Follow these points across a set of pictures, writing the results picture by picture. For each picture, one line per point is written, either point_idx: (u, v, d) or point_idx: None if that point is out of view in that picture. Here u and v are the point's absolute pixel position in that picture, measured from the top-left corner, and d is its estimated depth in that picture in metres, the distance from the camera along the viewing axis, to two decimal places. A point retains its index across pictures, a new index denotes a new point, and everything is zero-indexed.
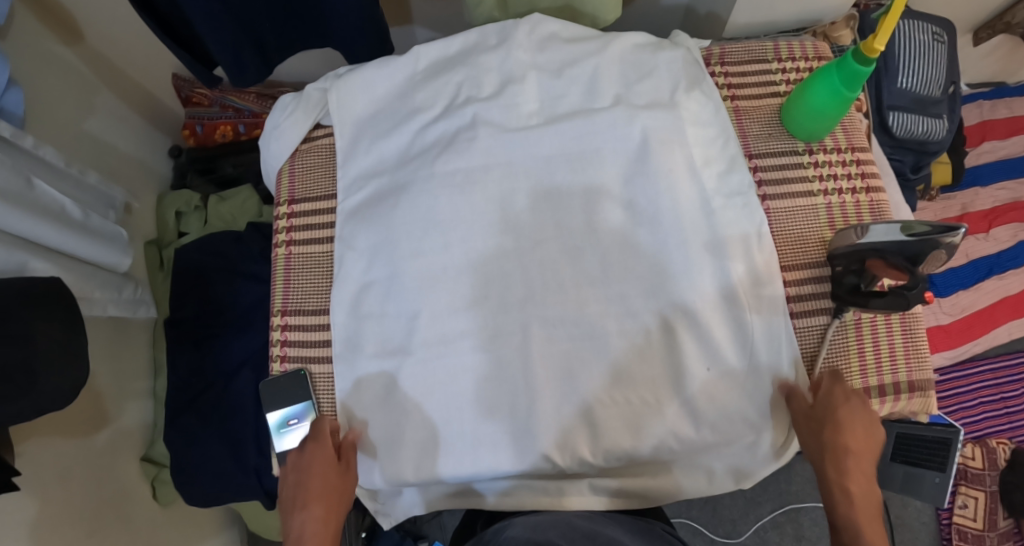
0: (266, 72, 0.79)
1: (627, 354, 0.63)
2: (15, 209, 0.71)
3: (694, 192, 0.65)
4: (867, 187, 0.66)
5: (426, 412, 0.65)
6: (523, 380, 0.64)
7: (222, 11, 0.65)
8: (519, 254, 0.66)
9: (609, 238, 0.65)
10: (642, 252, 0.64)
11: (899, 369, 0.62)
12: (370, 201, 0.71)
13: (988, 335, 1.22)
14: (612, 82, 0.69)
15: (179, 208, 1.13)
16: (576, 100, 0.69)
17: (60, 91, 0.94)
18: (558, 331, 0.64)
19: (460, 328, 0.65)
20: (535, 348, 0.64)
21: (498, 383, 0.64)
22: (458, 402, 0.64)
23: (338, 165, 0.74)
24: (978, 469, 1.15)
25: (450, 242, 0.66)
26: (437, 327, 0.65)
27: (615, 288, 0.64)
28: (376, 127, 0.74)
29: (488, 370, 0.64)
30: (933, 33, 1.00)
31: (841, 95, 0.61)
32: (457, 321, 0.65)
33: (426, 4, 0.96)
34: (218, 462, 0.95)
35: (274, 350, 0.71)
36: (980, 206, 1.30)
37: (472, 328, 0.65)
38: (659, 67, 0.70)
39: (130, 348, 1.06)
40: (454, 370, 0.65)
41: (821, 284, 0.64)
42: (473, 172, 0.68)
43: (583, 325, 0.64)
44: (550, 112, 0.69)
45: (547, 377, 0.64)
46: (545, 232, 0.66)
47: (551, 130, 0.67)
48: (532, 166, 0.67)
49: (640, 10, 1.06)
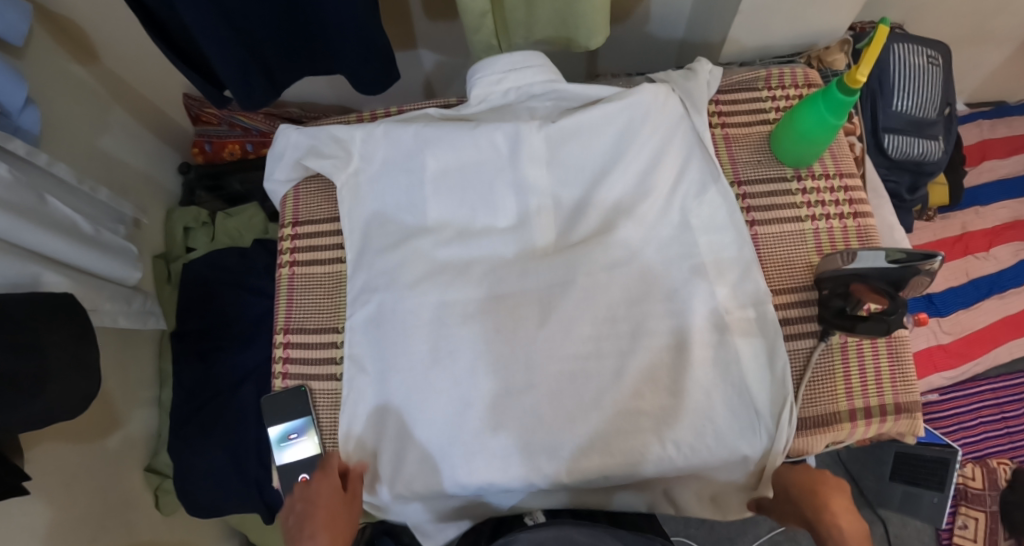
0: (273, 94, 0.82)
1: (620, 399, 0.64)
2: (28, 224, 0.74)
3: (687, 239, 0.66)
4: (855, 212, 0.68)
5: (443, 458, 0.65)
6: (524, 417, 0.64)
7: (229, 38, 0.68)
8: (518, 295, 0.67)
9: (606, 286, 0.66)
10: (639, 299, 0.65)
11: (886, 391, 0.63)
12: (385, 251, 0.72)
13: (989, 355, 1.22)
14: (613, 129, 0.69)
15: (187, 224, 1.15)
16: (577, 142, 0.70)
17: (74, 108, 0.97)
18: (559, 375, 0.65)
19: (474, 381, 0.65)
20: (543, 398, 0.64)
21: (512, 431, 0.64)
22: (473, 449, 0.64)
23: (348, 213, 0.74)
24: (978, 489, 1.14)
25: (457, 283, 0.68)
26: (452, 380, 0.66)
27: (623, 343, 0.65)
28: (388, 180, 0.73)
29: (502, 421, 0.64)
30: (928, 56, 1.01)
31: (826, 122, 0.63)
32: (467, 367, 0.66)
33: (429, 28, 0.99)
34: (220, 473, 0.97)
35: (277, 366, 0.73)
36: (981, 225, 1.30)
37: (484, 382, 0.65)
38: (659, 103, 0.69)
39: (137, 360, 1.08)
40: (468, 420, 0.65)
41: (808, 307, 0.65)
42: (487, 235, 0.70)
43: (579, 372, 0.65)
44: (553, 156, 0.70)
45: (549, 415, 0.64)
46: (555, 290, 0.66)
47: (552, 183, 0.70)
48: (533, 214, 0.70)
49: (638, 34, 1.08)
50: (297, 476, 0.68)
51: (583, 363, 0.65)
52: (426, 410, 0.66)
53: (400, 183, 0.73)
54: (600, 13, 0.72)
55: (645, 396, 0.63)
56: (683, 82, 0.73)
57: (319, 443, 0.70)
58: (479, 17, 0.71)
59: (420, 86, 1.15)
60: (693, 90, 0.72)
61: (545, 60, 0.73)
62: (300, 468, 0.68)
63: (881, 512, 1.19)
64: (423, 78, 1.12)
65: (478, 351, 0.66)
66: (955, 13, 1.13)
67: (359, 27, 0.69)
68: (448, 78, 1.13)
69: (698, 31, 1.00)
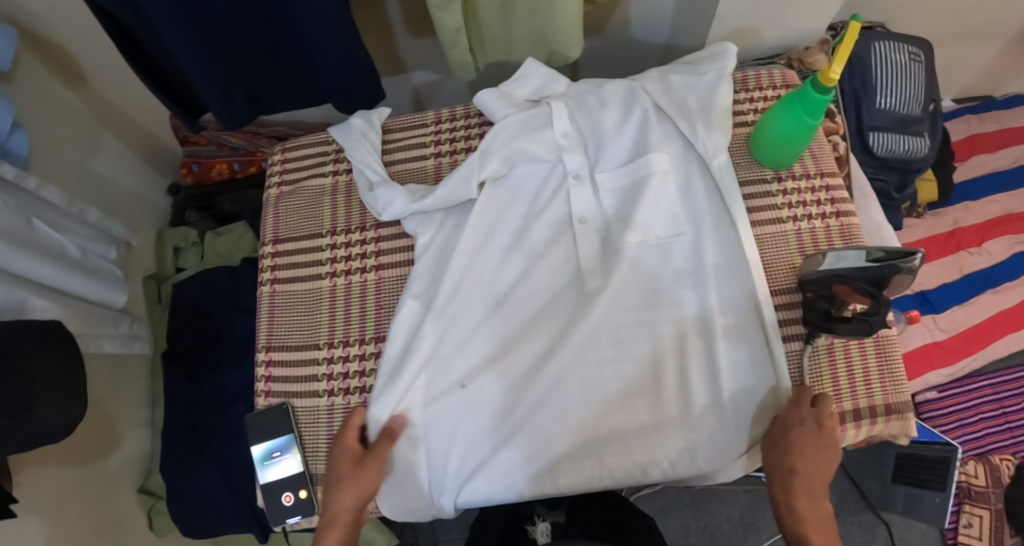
0: (254, 115, 0.87)
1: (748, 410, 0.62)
2: (14, 251, 0.74)
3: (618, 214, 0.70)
4: (838, 212, 0.67)
5: (627, 401, 0.65)
6: (647, 398, 0.65)
7: (204, 55, 0.72)
8: (605, 313, 0.67)
9: (579, 330, 0.67)
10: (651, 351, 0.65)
11: (875, 393, 0.62)
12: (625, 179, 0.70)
13: (987, 350, 1.21)
14: (542, 117, 0.73)
15: (177, 244, 1.15)
16: (590, 143, 0.73)
17: (64, 133, 0.97)
18: (564, 425, 0.66)
19: (620, 335, 0.66)
20: (652, 390, 0.65)
21: (634, 396, 0.65)
22: (628, 421, 0.65)
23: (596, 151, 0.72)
24: (981, 486, 1.12)
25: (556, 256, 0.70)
26: (600, 335, 0.67)
27: (647, 368, 0.65)
28: (512, 138, 0.72)
29: (638, 396, 0.65)
30: (911, 53, 1.01)
31: (804, 124, 0.63)
32: (633, 355, 0.66)
33: (411, 44, 1.04)
34: (215, 494, 0.96)
35: (259, 385, 0.73)
36: (972, 220, 1.29)
37: (633, 368, 0.65)
38: (544, 88, 0.75)
39: (128, 381, 1.06)
40: (625, 360, 0.66)
41: (792, 310, 0.65)
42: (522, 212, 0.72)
43: (602, 422, 0.65)
44: (570, 138, 0.72)
45: (665, 407, 0.64)
46: (626, 355, 0.66)
47: (608, 186, 0.71)
48: (671, 228, 0.67)
49: (621, 45, 1.11)
50: (280, 494, 0.68)
51: (644, 401, 0.65)
52: (640, 374, 0.65)
53: (518, 146, 0.71)
54: (575, 32, 0.79)
55: (645, 404, 0.65)
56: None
57: (302, 459, 0.69)
58: (454, 32, 0.75)
59: (406, 99, 1.19)
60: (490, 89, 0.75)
61: (519, 124, 0.73)
62: (283, 486, 0.68)
63: (885, 515, 1.16)
64: (411, 93, 1.18)
65: (607, 352, 0.66)
66: (933, 13, 1.14)
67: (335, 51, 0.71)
68: (432, 93, 1.18)
69: (680, 38, 1.01)
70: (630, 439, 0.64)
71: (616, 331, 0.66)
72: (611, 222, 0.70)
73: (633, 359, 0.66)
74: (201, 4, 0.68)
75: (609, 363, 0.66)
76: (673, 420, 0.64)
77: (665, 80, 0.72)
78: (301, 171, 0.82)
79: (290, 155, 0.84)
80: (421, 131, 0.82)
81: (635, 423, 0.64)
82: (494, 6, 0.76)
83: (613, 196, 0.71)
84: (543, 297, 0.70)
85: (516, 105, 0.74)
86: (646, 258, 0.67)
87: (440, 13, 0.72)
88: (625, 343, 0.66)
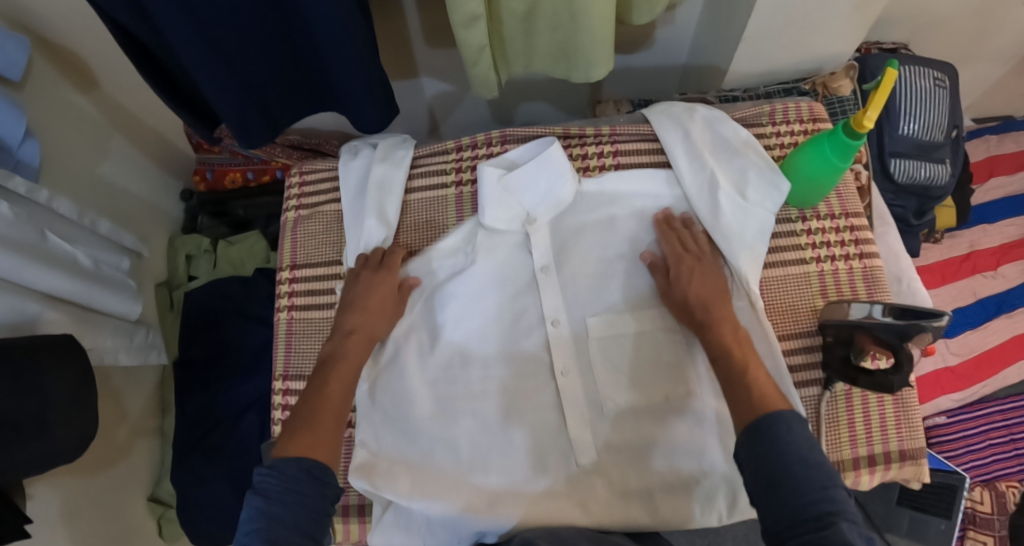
0: (269, 134, 0.86)
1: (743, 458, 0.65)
2: (28, 263, 0.73)
3: (620, 268, 0.72)
4: (861, 253, 0.67)
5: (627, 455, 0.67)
6: (650, 452, 0.67)
7: (220, 73, 0.71)
8: (607, 369, 0.68)
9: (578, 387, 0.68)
10: (650, 408, 0.67)
11: (891, 438, 0.62)
12: (626, 237, 0.72)
13: (998, 377, 1.20)
14: (518, 241, 0.73)
15: (189, 252, 1.14)
16: (588, 200, 0.74)
17: (76, 140, 0.96)
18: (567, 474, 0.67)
19: (622, 392, 0.68)
20: (653, 445, 0.67)
21: (634, 449, 0.67)
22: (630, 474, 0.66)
23: (597, 209, 0.73)
24: (987, 513, 1.12)
25: (558, 309, 0.71)
26: (605, 391, 0.68)
27: (645, 424, 0.67)
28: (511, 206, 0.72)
29: (640, 449, 0.67)
30: (935, 78, 1.00)
31: (831, 165, 0.63)
32: (634, 412, 0.67)
33: (429, 55, 1.03)
34: (224, 503, 0.97)
35: (277, 413, 0.74)
36: (988, 243, 1.28)
37: (635, 423, 0.67)
38: (550, 194, 0.72)
39: (139, 389, 1.06)
40: (629, 416, 0.67)
41: (811, 353, 0.65)
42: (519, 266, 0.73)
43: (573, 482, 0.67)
44: (547, 271, 0.71)
45: (664, 461, 0.66)
46: (628, 412, 0.67)
47: (599, 292, 0.71)
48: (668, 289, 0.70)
49: (642, 63, 1.09)
50: None
51: (643, 456, 0.67)
52: (640, 431, 0.67)
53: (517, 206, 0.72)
54: (603, 51, 0.77)
55: (650, 460, 0.67)
56: (667, 118, 0.74)
57: None
58: (476, 51, 0.74)
59: (421, 111, 1.19)
60: (494, 170, 0.71)
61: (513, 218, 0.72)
62: None
63: None
64: (425, 104, 1.17)
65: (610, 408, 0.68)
66: (958, 34, 1.12)
67: (355, 67, 0.70)
68: (447, 104, 1.17)
69: (702, 58, 1.00)
70: (633, 486, 0.66)
71: (620, 387, 0.68)
72: (599, 335, 0.69)
73: (632, 416, 0.67)
74: (218, 20, 0.66)
75: (611, 417, 0.68)
76: (670, 476, 0.66)
77: (713, 196, 0.68)
78: (320, 195, 0.82)
79: (307, 178, 0.83)
80: (442, 158, 0.81)
81: (637, 476, 0.66)
82: (516, 21, 0.76)
83: (599, 344, 0.69)
84: (533, 408, 0.69)
85: (510, 211, 0.72)
86: (623, 326, 0.69)
87: (463, 32, 0.71)
88: (627, 399, 0.68)
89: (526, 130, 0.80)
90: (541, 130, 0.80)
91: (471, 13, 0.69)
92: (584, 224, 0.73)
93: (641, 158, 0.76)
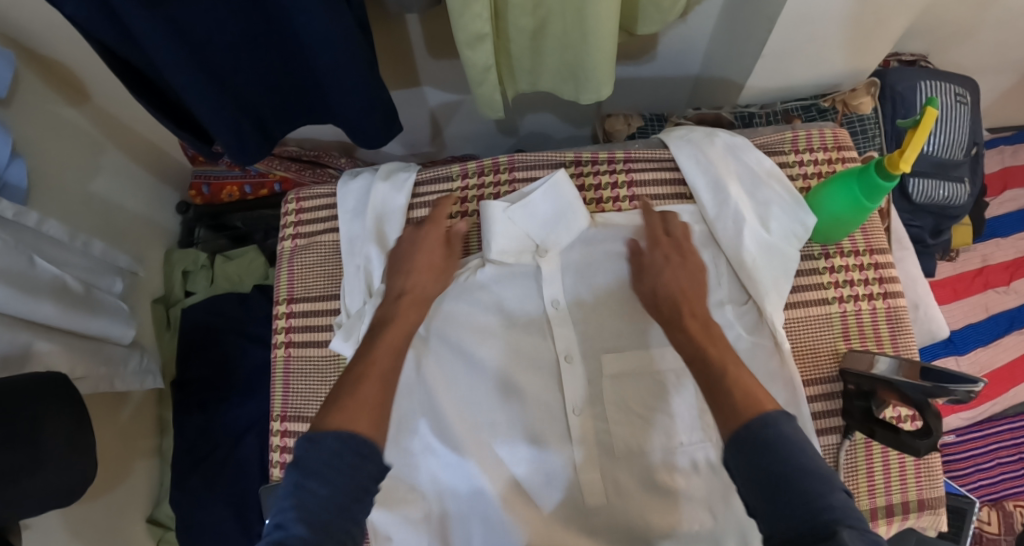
0: (266, 149, 0.82)
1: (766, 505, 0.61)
2: (16, 294, 0.70)
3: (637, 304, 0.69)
4: (886, 292, 0.66)
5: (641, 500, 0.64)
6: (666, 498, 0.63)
7: (213, 91, 0.67)
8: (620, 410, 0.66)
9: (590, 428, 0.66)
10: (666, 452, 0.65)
11: (909, 488, 0.61)
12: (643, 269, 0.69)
13: (1009, 395, 1.18)
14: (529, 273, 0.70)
15: (186, 268, 1.11)
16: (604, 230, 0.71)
17: (66, 155, 0.92)
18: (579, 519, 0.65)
19: (637, 433, 0.66)
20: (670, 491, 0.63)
21: (649, 495, 0.64)
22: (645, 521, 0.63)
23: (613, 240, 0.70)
24: (994, 534, 1.12)
25: (570, 346, 0.68)
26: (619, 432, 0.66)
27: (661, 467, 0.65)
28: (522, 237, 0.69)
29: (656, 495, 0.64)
30: (956, 94, 0.97)
31: (858, 204, 0.61)
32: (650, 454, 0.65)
33: (431, 65, 0.99)
34: (223, 529, 0.94)
35: (274, 456, 0.72)
36: (1001, 258, 1.26)
37: (651, 467, 0.65)
38: (562, 224, 0.69)
39: (136, 409, 1.04)
40: (644, 458, 0.65)
41: (831, 400, 0.63)
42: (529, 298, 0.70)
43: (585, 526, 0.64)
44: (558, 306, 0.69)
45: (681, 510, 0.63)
46: (642, 454, 0.65)
47: (615, 329, 0.69)
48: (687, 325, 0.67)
49: (653, 74, 1.06)
50: None
51: (659, 502, 0.63)
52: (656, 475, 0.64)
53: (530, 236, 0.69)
54: (608, 68, 0.73)
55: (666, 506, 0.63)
56: (686, 144, 0.72)
57: None
58: (482, 71, 0.71)
59: (423, 121, 1.15)
60: (499, 203, 0.69)
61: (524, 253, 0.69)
62: None
63: None
64: (428, 114, 1.13)
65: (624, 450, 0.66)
66: (979, 45, 1.09)
67: (355, 79, 0.66)
68: (451, 114, 1.14)
69: (716, 71, 0.97)
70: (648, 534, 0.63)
71: (635, 428, 0.66)
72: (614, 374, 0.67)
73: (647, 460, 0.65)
74: (209, 38, 0.63)
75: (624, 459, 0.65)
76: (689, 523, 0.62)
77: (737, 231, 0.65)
78: (316, 224, 0.79)
79: (304, 205, 0.80)
80: (447, 185, 0.78)
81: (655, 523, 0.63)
82: (524, 38, 0.72)
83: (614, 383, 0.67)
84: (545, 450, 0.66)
85: (518, 244, 0.69)
86: (638, 366, 0.67)
87: (469, 51, 0.68)
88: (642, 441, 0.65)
89: (536, 156, 0.77)
90: (554, 156, 0.77)
91: (478, 32, 0.65)
92: (599, 256, 0.70)
93: (658, 186, 0.74)
